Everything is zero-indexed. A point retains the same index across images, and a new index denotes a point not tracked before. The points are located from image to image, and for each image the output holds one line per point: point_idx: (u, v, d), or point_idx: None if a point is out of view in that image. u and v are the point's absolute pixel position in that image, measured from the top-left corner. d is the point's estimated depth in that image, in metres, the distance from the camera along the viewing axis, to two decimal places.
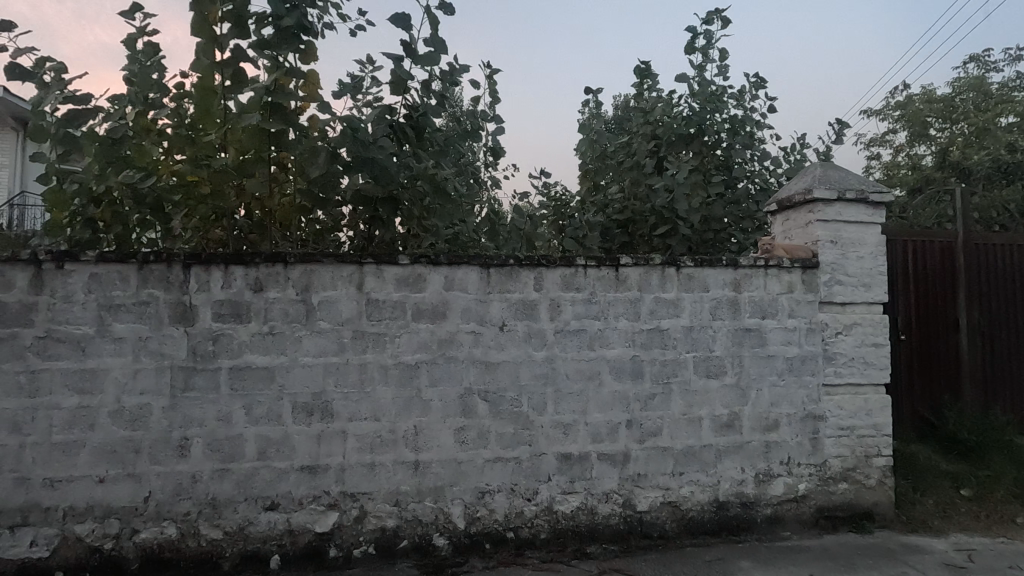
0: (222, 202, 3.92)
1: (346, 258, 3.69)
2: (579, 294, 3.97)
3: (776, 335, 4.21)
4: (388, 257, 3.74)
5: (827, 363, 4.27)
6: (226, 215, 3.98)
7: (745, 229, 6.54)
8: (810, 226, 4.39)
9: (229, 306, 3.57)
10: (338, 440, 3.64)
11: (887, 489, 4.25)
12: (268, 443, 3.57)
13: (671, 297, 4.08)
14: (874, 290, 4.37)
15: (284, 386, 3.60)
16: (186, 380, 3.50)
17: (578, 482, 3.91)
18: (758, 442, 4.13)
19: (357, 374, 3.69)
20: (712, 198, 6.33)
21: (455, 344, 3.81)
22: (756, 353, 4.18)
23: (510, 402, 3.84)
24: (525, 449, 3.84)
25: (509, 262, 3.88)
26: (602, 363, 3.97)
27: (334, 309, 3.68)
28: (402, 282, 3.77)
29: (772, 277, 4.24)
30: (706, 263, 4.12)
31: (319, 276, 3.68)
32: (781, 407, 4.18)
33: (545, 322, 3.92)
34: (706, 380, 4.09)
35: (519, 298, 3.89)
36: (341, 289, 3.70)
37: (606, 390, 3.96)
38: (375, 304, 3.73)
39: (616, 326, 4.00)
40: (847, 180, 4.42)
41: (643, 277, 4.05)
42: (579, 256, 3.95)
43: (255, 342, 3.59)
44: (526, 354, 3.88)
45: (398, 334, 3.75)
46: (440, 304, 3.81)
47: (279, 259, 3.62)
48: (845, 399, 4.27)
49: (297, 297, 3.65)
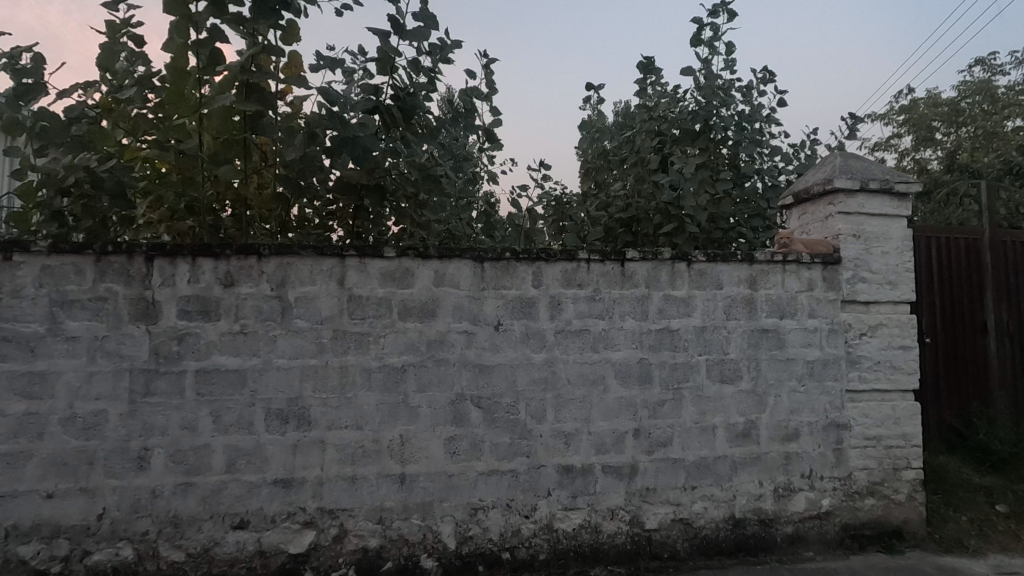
0: (195, 191, 3.63)
1: (327, 251, 3.36)
2: (582, 291, 3.64)
3: (795, 336, 3.88)
4: (372, 250, 3.41)
5: (850, 367, 3.93)
6: (199, 206, 3.68)
7: (755, 228, 6.20)
8: (831, 219, 4.07)
9: (196, 302, 3.24)
10: (316, 451, 3.30)
11: (918, 505, 3.90)
12: (238, 454, 3.22)
13: (681, 295, 3.75)
14: (900, 288, 4.03)
15: (256, 391, 3.26)
16: (147, 384, 3.16)
17: (581, 498, 3.56)
18: (777, 453, 3.78)
19: (337, 378, 3.35)
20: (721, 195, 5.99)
21: (446, 345, 3.48)
22: (774, 357, 3.84)
23: (505, 409, 3.50)
24: (522, 461, 3.50)
25: (505, 256, 3.55)
26: (607, 367, 3.63)
27: (313, 307, 3.36)
28: (388, 278, 3.44)
29: (791, 274, 3.91)
30: (719, 258, 3.80)
31: (296, 270, 3.35)
32: (802, 416, 3.84)
33: (544, 321, 3.58)
34: (720, 386, 3.75)
35: (515, 295, 3.56)
36: (321, 285, 3.37)
37: (611, 396, 3.62)
38: (357, 301, 3.41)
39: (621, 326, 3.67)
40: (870, 169, 4.10)
41: (651, 272, 3.72)
42: (581, 250, 3.63)
43: (224, 342, 3.26)
44: (523, 356, 3.54)
45: (382, 335, 3.42)
46: (430, 301, 3.48)
47: (253, 251, 3.29)
48: (871, 406, 3.92)
49: (271, 292, 3.32)
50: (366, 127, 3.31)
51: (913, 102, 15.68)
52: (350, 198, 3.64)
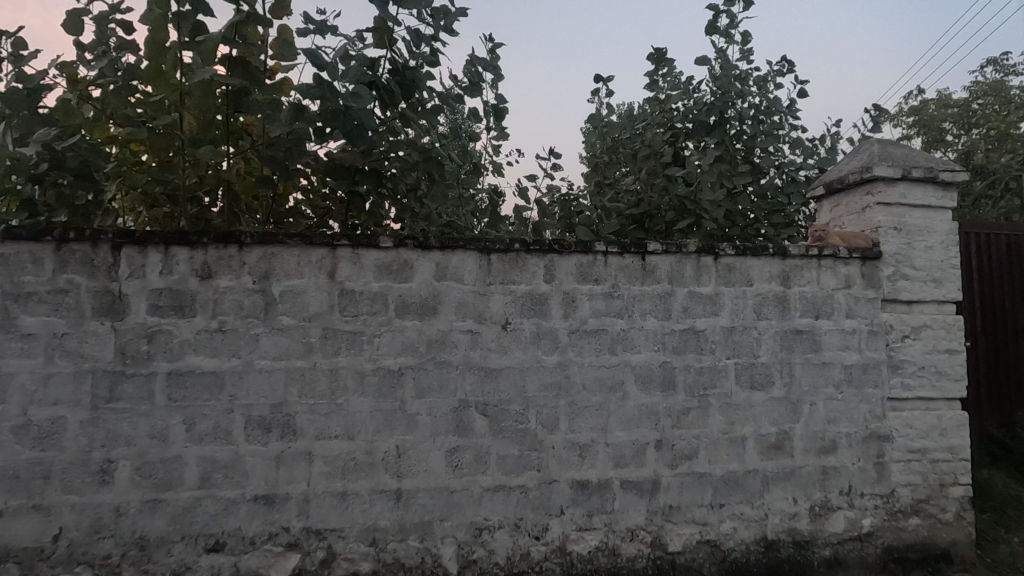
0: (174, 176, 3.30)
1: (317, 240, 3.01)
2: (598, 287, 3.29)
3: (832, 338, 3.52)
4: (367, 239, 3.06)
5: (892, 373, 3.57)
6: (177, 192, 3.33)
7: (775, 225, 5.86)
8: (869, 211, 3.73)
9: (169, 296, 2.89)
10: (302, 464, 2.95)
11: (967, 525, 3.53)
12: (214, 467, 2.87)
13: (707, 291, 3.40)
14: (946, 286, 3.68)
15: (235, 396, 2.91)
16: (112, 387, 2.81)
17: (597, 517, 3.20)
18: (813, 467, 3.42)
19: (327, 383, 3.00)
20: (739, 191, 5.63)
21: (448, 346, 3.13)
22: (809, 361, 3.49)
23: (514, 417, 3.15)
24: (532, 476, 3.14)
25: (514, 247, 3.21)
26: (626, 371, 3.28)
27: (300, 302, 3.01)
28: (385, 271, 3.10)
29: (827, 269, 3.56)
30: (749, 252, 3.45)
31: (282, 261, 3.01)
32: (840, 426, 3.48)
33: (558, 320, 3.23)
34: (750, 393, 3.40)
35: (525, 291, 3.21)
36: (309, 279, 3.03)
37: (630, 403, 3.27)
38: (350, 296, 3.06)
39: (642, 326, 3.31)
40: (911, 157, 3.76)
41: (675, 267, 3.38)
42: (598, 241, 3.28)
43: (200, 341, 2.91)
44: (534, 358, 3.19)
45: (378, 334, 3.07)
46: (430, 297, 3.13)
47: (233, 239, 2.94)
48: (915, 416, 3.57)
49: (253, 286, 2.97)
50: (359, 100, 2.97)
51: (922, 103, 15.35)
52: (343, 183, 3.28)
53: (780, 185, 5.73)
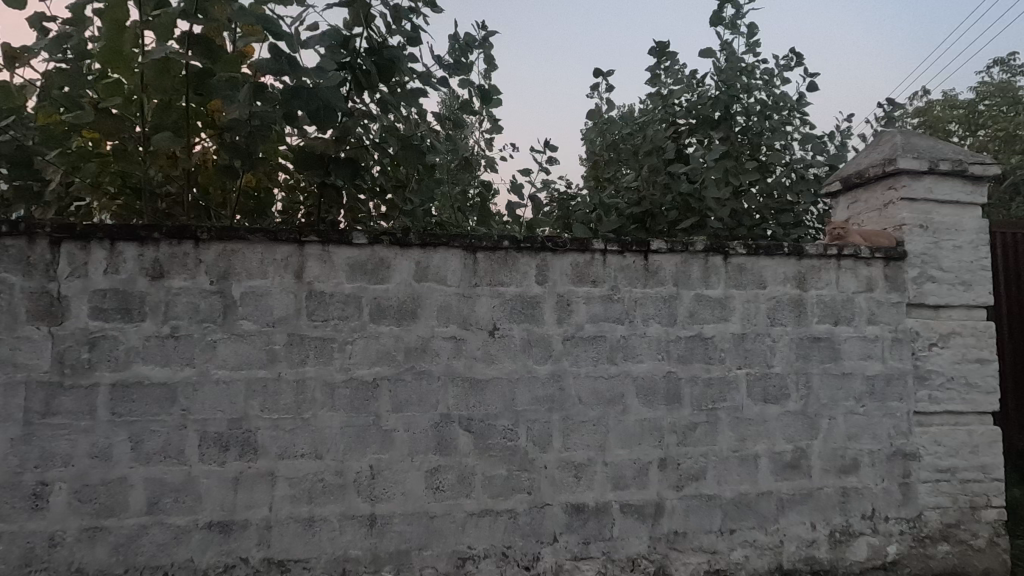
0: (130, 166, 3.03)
1: (282, 235, 2.71)
2: (596, 290, 2.98)
3: (852, 346, 3.21)
4: (339, 235, 2.75)
5: (918, 385, 3.26)
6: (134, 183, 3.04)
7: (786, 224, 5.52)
8: (891, 207, 3.42)
9: (114, 298, 2.58)
10: (263, 486, 2.63)
11: (1001, 553, 3.21)
12: (163, 491, 2.55)
13: (716, 295, 3.09)
14: (976, 290, 3.36)
15: (188, 410, 2.60)
16: (48, 400, 2.50)
17: (594, 545, 2.88)
18: (833, 489, 3.11)
19: (292, 395, 2.69)
20: (747, 188, 5.29)
21: (428, 355, 2.81)
22: (827, 371, 3.17)
23: (501, 434, 2.83)
24: (522, 499, 2.83)
25: (503, 245, 2.89)
26: (627, 383, 2.96)
27: (263, 305, 2.70)
28: (359, 270, 2.79)
29: (847, 271, 3.25)
30: (762, 251, 3.14)
31: (243, 260, 2.70)
32: (861, 442, 3.17)
33: (551, 325, 2.92)
34: (763, 407, 3.09)
35: (515, 294, 2.90)
36: (273, 279, 2.72)
37: (631, 418, 2.95)
38: (319, 299, 2.75)
39: (644, 332, 3.00)
40: (937, 148, 3.45)
41: (680, 268, 3.07)
42: (596, 239, 2.97)
43: (149, 348, 2.59)
44: (525, 368, 2.88)
45: (350, 341, 2.76)
46: (410, 300, 2.82)
47: (188, 234, 2.63)
48: (943, 432, 3.25)
49: (210, 287, 2.66)
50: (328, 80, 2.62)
51: (928, 104, 15.07)
52: (315, 173, 2.96)
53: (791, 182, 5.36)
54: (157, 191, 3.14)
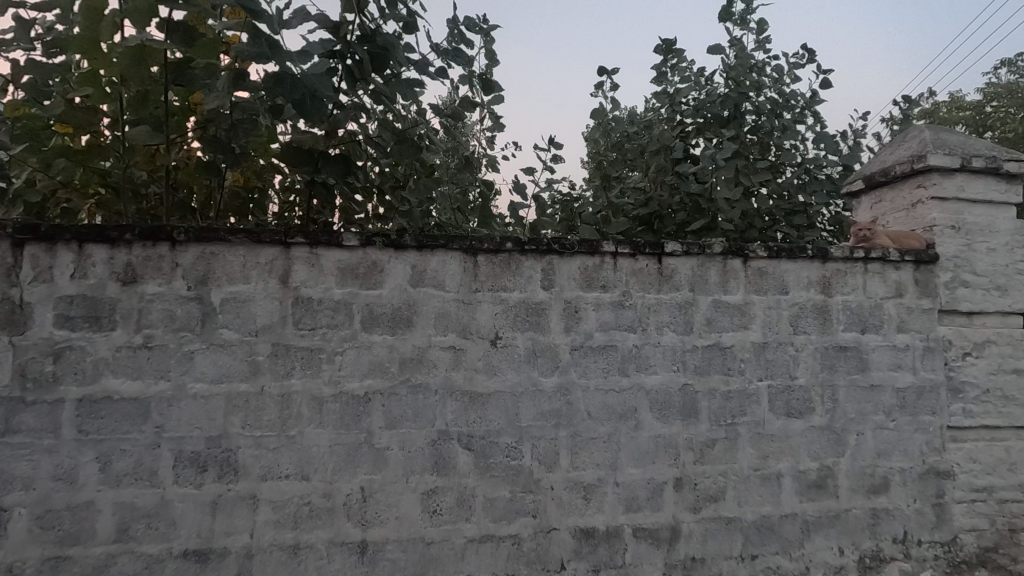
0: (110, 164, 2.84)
1: (266, 237, 2.49)
2: (606, 295, 2.76)
3: (881, 356, 2.99)
4: (328, 236, 2.54)
5: (952, 397, 3.03)
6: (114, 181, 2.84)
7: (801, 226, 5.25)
8: (921, 207, 3.20)
9: (82, 305, 2.37)
10: (244, 511, 2.41)
11: None
12: (134, 517, 2.33)
13: (735, 301, 2.87)
14: (1012, 296, 3.14)
15: (162, 427, 2.38)
16: (8, 418, 2.29)
17: (605, 573, 2.66)
18: (861, 511, 2.88)
19: (277, 411, 2.47)
20: (759, 188, 5.05)
21: (424, 366, 2.59)
22: (854, 383, 2.95)
23: (504, 452, 2.61)
24: (526, 524, 2.60)
25: (506, 247, 2.67)
26: (639, 396, 2.74)
27: (244, 313, 2.49)
28: (349, 275, 2.57)
29: (875, 274, 3.03)
30: (784, 254, 2.92)
31: (224, 263, 2.48)
32: (892, 460, 2.94)
33: (558, 334, 2.70)
34: (786, 422, 2.86)
35: (519, 300, 2.68)
36: (256, 285, 2.50)
37: (644, 434, 2.73)
38: (306, 306, 2.53)
39: (658, 341, 2.78)
40: (968, 144, 3.24)
41: (696, 272, 2.85)
42: (606, 241, 2.75)
43: (120, 360, 2.38)
44: (530, 380, 2.66)
45: (340, 351, 2.54)
46: (405, 307, 2.60)
47: (163, 235, 2.42)
48: (979, 448, 3.02)
49: (188, 293, 2.45)
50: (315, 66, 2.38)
51: (933, 105, 14.86)
52: (305, 170, 2.75)
53: (804, 181, 5.11)
54: (141, 190, 2.94)
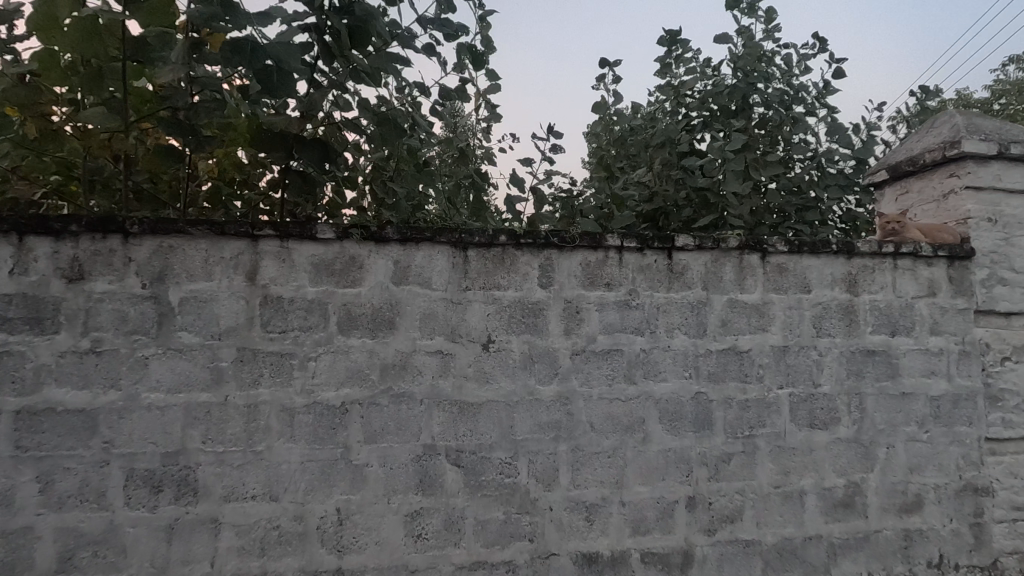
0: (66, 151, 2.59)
1: (230, 228, 2.23)
2: (611, 294, 2.49)
3: (912, 361, 2.72)
4: (300, 228, 2.27)
5: (990, 406, 2.76)
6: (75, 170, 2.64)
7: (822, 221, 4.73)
8: (953, 197, 2.94)
9: (23, 305, 2.11)
10: (204, 537, 2.15)
11: None
12: (78, 543, 2.07)
13: (753, 300, 2.61)
14: None
15: (111, 442, 2.11)
16: None
17: None
18: (892, 532, 2.62)
19: (242, 424, 2.20)
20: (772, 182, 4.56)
21: (408, 374, 2.33)
22: (884, 391, 2.68)
23: (498, 469, 2.35)
24: (522, 549, 2.35)
25: (499, 240, 2.40)
26: (647, 406, 2.47)
27: (206, 314, 2.22)
28: (325, 270, 2.31)
29: (905, 271, 2.76)
30: (807, 248, 2.65)
31: (183, 257, 2.22)
32: (925, 475, 2.67)
33: (558, 337, 2.44)
34: (809, 434, 2.59)
35: (515, 299, 2.42)
36: (220, 283, 2.24)
37: (653, 448, 2.47)
38: (276, 306, 2.27)
39: (667, 345, 2.51)
40: (1005, 129, 2.96)
41: (710, 268, 2.58)
42: (610, 234, 2.48)
43: (65, 367, 2.11)
44: (526, 389, 2.39)
45: (313, 357, 2.27)
46: (386, 308, 2.34)
47: (114, 227, 2.15)
48: (1020, 462, 2.75)
49: (142, 291, 2.18)
50: (283, 35, 2.11)
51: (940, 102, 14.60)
52: (278, 156, 2.48)
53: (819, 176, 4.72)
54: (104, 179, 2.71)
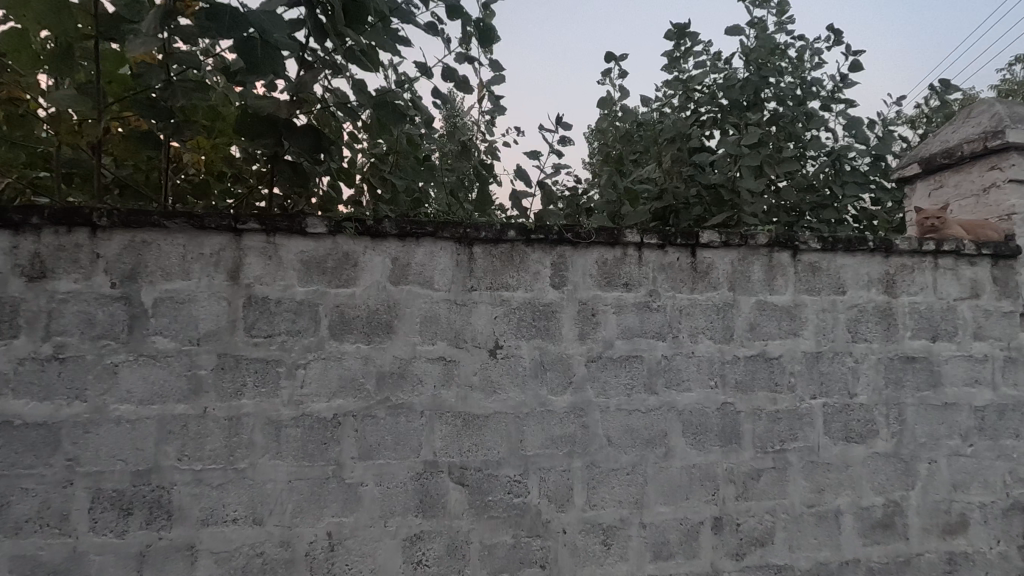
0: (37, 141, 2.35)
1: (210, 222, 2.00)
2: (629, 295, 2.27)
3: (955, 369, 2.50)
4: (288, 222, 2.05)
5: None
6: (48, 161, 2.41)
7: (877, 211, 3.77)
8: (995, 191, 2.75)
9: None
10: (179, 565, 1.93)
11: None
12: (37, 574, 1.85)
13: (783, 302, 2.39)
14: None
15: (76, 460, 1.89)
16: None
17: None
18: (934, 555, 2.41)
19: (222, 439, 1.98)
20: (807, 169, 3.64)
21: (407, 383, 2.11)
22: (925, 401, 2.46)
23: (506, 488, 2.13)
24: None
25: (508, 236, 2.18)
26: (670, 418, 2.26)
27: (183, 317, 2.00)
28: (316, 268, 2.09)
29: (947, 271, 2.54)
30: (842, 246, 2.44)
31: (158, 254, 2.00)
32: (969, 492, 2.46)
33: (572, 342, 2.22)
34: (844, 449, 2.38)
35: (524, 301, 2.20)
36: (199, 282, 2.02)
37: (676, 464, 2.25)
38: (261, 308, 2.05)
39: (691, 351, 2.30)
40: None
41: (737, 267, 2.37)
42: (629, 229, 2.26)
43: (24, 375, 1.89)
44: (537, 400, 2.17)
45: (303, 364, 2.05)
46: (383, 310, 2.12)
47: (80, 219, 1.93)
48: None
49: (111, 291, 1.96)
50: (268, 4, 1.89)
51: None
52: (267, 143, 2.27)
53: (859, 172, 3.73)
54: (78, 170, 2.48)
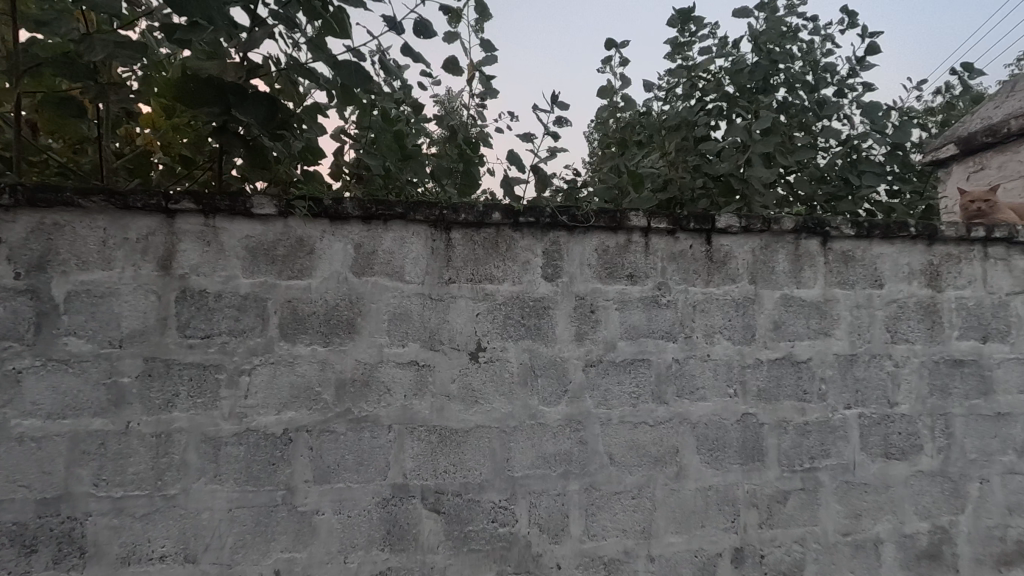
0: None
1: (136, 201, 1.67)
2: (635, 289, 1.95)
3: (1007, 374, 2.18)
4: (230, 202, 1.72)
5: None
6: None
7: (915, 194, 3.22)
8: None
9: None
10: None
11: None
12: None
13: (812, 297, 2.07)
14: None
15: None
16: None
17: None
18: None
19: (149, 460, 1.66)
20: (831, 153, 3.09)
21: (372, 393, 1.78)
22: (975, 411, 2.13)
23: (490, 515, 1.81)
24: None
25: (492, 219, 1.85)
26: (682, 432, 1.93)
27: (103, 314, 1.67)
28: (263, 257, 1.77)
29: (1000, 261, 2.21)
30: (879, 232, 2.11)
31: (74, 239, 1.67)
32: None
33: (567, 344, 1.90)
34: (884, 466, 2.05)
35: (512, 295, 1.87)
36: (123, 273, 1.69)
37: (689, 486, 1.92)
38: (198, 304, 1.72)
39: (707, 354, 1.97)
40: None
41: (759, 257, 2.04)
42: (634, 212, 1.93)
43: None
44: (527, 412, 1.85)
45: (247, 370, 1.73)
46: (344, 306, 1.80)
47: None
48: None
49: (15, 283, 1.63)
50: None
51: None
52: (212, 111, 1.93)
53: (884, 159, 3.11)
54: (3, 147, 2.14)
